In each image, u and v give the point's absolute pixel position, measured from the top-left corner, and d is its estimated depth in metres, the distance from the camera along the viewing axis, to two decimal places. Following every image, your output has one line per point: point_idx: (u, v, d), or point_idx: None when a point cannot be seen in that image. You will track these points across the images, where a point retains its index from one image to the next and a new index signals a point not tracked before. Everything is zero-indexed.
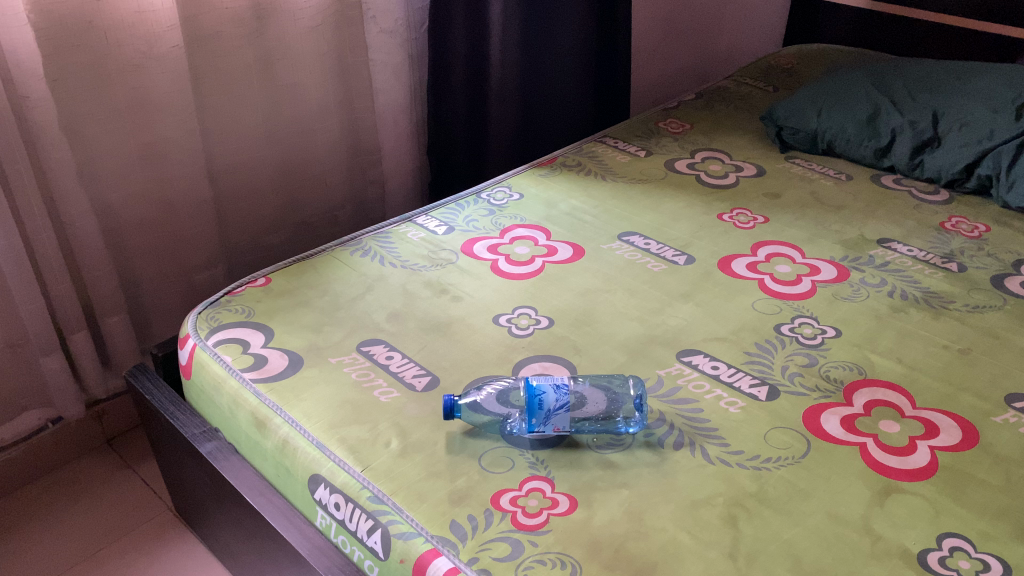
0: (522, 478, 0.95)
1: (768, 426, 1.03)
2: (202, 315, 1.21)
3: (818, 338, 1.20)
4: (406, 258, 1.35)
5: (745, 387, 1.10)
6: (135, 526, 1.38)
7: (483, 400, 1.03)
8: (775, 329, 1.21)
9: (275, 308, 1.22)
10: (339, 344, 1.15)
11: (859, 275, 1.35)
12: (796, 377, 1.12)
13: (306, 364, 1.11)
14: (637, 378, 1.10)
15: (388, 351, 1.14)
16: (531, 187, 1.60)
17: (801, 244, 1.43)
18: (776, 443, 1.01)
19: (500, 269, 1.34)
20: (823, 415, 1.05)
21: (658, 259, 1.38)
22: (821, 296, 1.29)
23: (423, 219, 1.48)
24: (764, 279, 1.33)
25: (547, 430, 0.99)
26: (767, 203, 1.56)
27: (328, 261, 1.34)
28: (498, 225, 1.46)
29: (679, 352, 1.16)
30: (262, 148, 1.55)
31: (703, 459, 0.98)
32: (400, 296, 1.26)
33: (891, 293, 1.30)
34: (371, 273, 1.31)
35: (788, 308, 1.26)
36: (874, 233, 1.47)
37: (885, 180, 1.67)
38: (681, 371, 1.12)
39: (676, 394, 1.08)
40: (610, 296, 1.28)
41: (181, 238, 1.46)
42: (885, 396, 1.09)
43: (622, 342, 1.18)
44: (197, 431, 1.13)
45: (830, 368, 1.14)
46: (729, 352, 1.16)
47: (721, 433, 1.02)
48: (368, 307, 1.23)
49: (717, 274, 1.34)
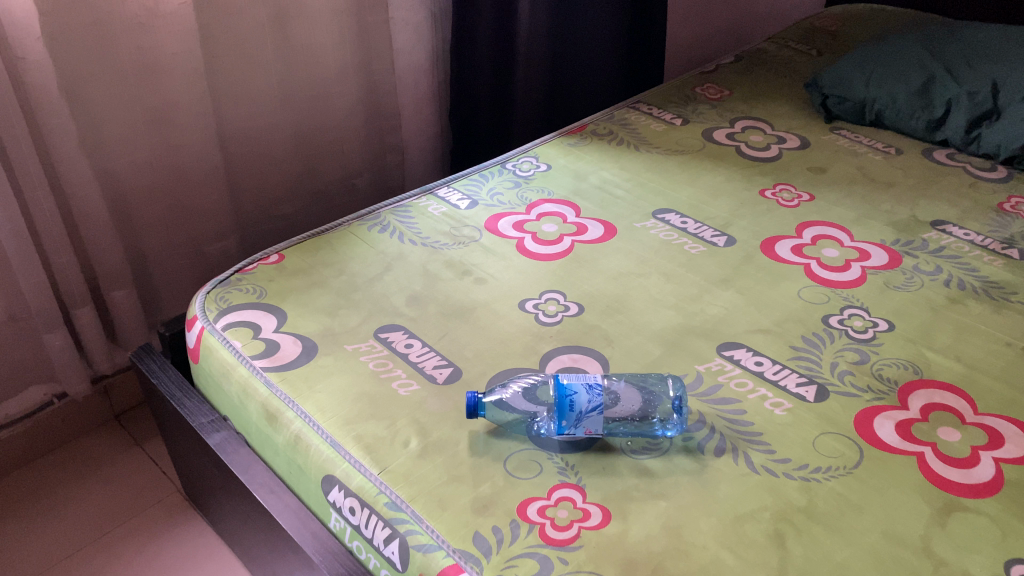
0: (552, 485, 0.88)
1: (817, 431, 0.96)
2: (210, 294, 1.13)
3: (869, 331, 1.11)
4: (427, 235, 1.27)
5: (791, 386, 1.02)
6: (143, 508, 1.33)
7: (508, 396, 0.96)
8: (823, 321, 1.13)
9: (288, 289, 1.15)
10: (355, 330, 1.08)
11: (912, 260, 1.25)
12: (847, 376, 1.04)
13: (320, 351, 1.04)
14: (675, 376, 1.02)
15: (407, 339, 1.07)
16: (559, 157, 1.50)
17: (849, 226, 1.34)
18: (826, 451, 0.93)
19: (528, 249, 1.26)
20: (876, 420, 0.98)
21: (695, 239, 1.29)
22: (872, 284, 1.20)
23: (445, 192, 1.39)
24: (810, 264, 1.24)
25: (580, 434, 0.92)
26: (810, 179, 1.46)
27: (345, 236, 1.26)
28: (524, 200, 1.37)
29: (719, 346, 1.08)
30: (276, 112, 1.45)
31: (747, 468, 0.91)
32: (421, 277, 1.19)
33: (947, 282, 1.20)
34: (390, 251, 1.23)
35: (837, 298, 1.17)
36: (928, 214, 1.37)
37: (938, 154, 1.56)
38: (722, 367, 1.05)
39: (717, 394, 1.01)
40: (644, 280, 1.20)
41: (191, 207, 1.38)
42: (943, 399, 1.00)
43: (658, 333, 1.10)
44: (205, 421, 1.06)
45: (883, 366, 1.05)
46: (773, 346, 1.08)
47: (766, 438, 0.95)
48: (386, 288, 1.16)
49: (759, 257, 1.25)
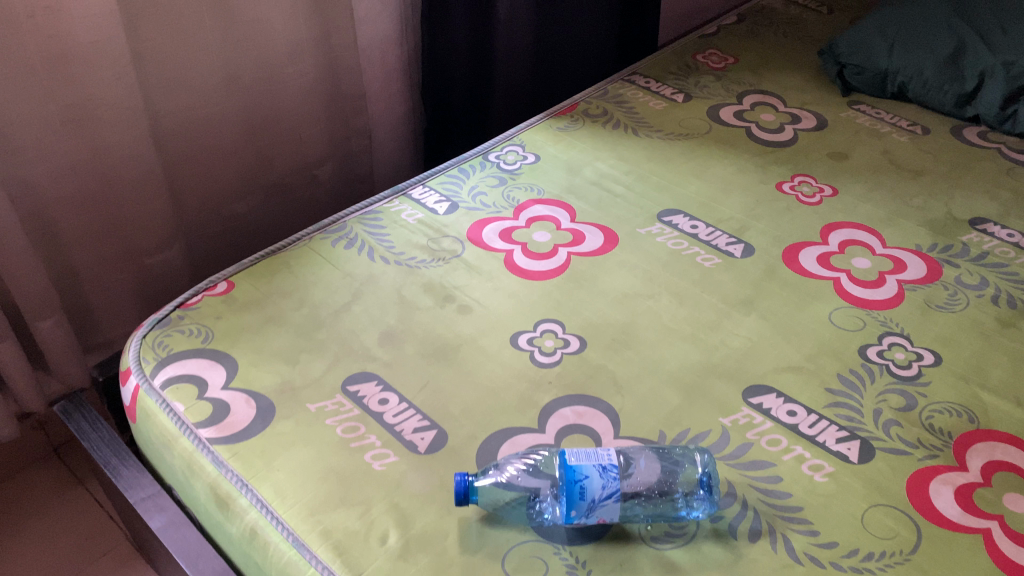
0: None
1: (865, 503, 0.82)
2: (146, 340, 0.96)
3: (913, 366, 0.97)
4: (401, 250, 1.10)
5: (830, 443, 0.88)
6: (88, 562, 1.18)
7: (510, 474, 0.81)
8: (861, 354, 0.98)
9: (239, 328, 0.98)
10: (319, 382, 0.92)
11: (953, 271, 1.11)
12: (893, 428, 0.89)
13: (278, 414, 0.88)
14: (699, 439, 0.88)
15: (381, 393, 0.91)
16: (548, 146, 1.32)
17: (878, 226, 1.18)
18: (877, 530, 0.80)
19: (517, 265, 1.09)
20: (933, 486, 0.84)
21: (708, 249, 1.13)
22: (912, 303, 1.05)
23: (420, 192, 1.21)
24: (840, 277, 1.09)
25: (591, 522, 0.78)
26: (831, 168, 1.30)
27: (305, 255, 1.09)
28: (511, 201, 1.20)
29: (745, 391, 0.94)
30: (221, 99, 1.25)
31: (788, 557, 0.78)
32: (395, 306, 1.02)
33: (994, 300, 1.06)
34: (359, 273, 1.06)
35: (873, 322, 1.02)
36: (965, 211, 1.22)
37: (969, 133, 1.40)
38: (750, 420, 0.91)
39: (747, 457, 0.87)
40: (653, 304, 1.05)
41: (127, 217, 1.19)
42: (1006, 456, 0.87)
43: (673, 376, 0.95)
44: (144, 496, 0.90)
45: (932, 413, 0.91)
46: (806, 389, 0.94)
47: (807, 515, 0.81)
48: (355, 323, 0.99)
49: (782, 271, 1.10)
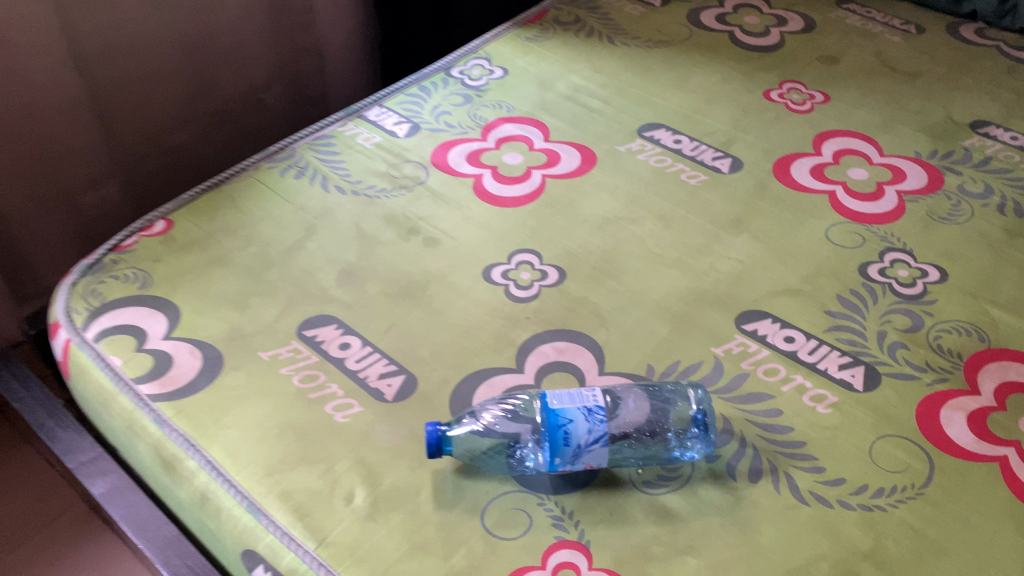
0: (546, 545, 0.68)
1: (873, 434, 0.76)
2: (76, 288, 0.86)
3: (918, 284, 0.90)
4: (359, 178, 1.00)
5: (832, 371, 0.81)
6: (41, 525, 1.10)
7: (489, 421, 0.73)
8: (861, 273, 0.91)
9: (181, 272, 0.88)
10: (273, 328, 0.83)
11: (956, 179, 1.03)
12: (900, 351, 0.83)
13: (227, 365, 0.79)
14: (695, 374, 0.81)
15: (342, 337, 0.82)
16: (516, 58, 1.21)
17: (874, 134, 1.10)
18: (886, 464, 0.74)
19: (487, 191, 1.00)
20: (944, 413, 0.78)
21: (694, 165, 1.04)
22: (914, 216, 0.98)
23: (376, 113, 1.10)
24: (836, 190, 1.01)
25: (579, 467, 0.71)
26: (822, 73, 1.21)
27: (252, 187, 0.98)
28: (477, 120, 1.10)
29: (738, 318, 0.86)
30: (150, 17, 1.12)
31: (793, 497, 0.71)
32: (354, 241, 0.92)
33: (1001, 209, 0.99)
34: (313, 205, 0.96)
35: (873, 238, 0.95)
36: (965, 114, 1.14)
37: (965, 31, 1.31)
38: (746, 349, 0.83)
39: (743, 389, 0.80)
40: (636, 228, 0.96)
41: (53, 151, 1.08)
42: (1019, 377, 0.81)
43: (660, 306, 0.88)
44: (84, 460, 0.81)
45: (940, 333, 0.85)
46: (804, 313, 0.87)
47: (811, 451, 0.75)
48: (311, 261, 0.90)
49: (774, 186, 1.01)
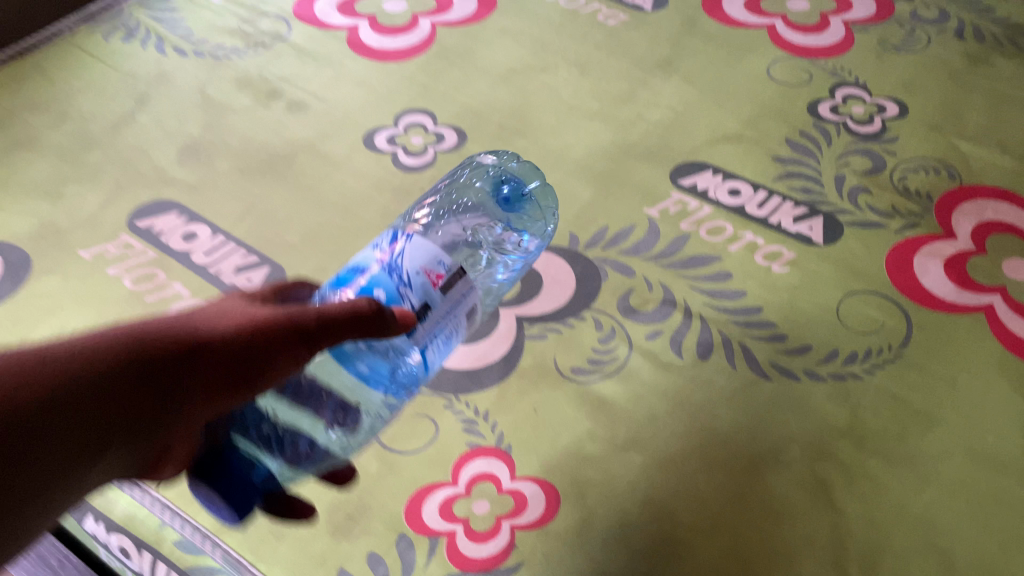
0: (457, 456, 0.54)
1: (838, 293, 0.64)
2: None
3: (876, 121, 0.77)
4: (203, 38, 0.81)
5: (787, 224, 0.68)
6: None
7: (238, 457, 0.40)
8: (811, 112, 0.78)
9: None
10: (96, 221, 0.65)
11: (908, 4, 0.90)
12: (862, 197, 0.70)
13: (37, 270, 0.62)
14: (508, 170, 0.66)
15: (187, 226, 0.65)
16: None
17: None
18: (857, 325, 0.62)
19: (365, 45, 0.82)
20: (918, 262, 0.66)
21: (611, 4, 0.89)
22: (864, 47, 0.84)
23: None
24: (776, 24, 0.87)
25: (424, 287, 0.39)
26: None
27: (65, 54, 0.78)
28: None
29: (673, 173, 0.73)
30: None
31: (751, 373, 0.59)
32: (198, 110, 0.74)
33: (960, 34, 0.86)
34: (145, 72, 0.77)
35: (821, 74, 0.81)
36: None
37: None
38: (684, 208, 0.70)
39: (684, 253, 0.67)
40: (548, 78, 0.81)
41: None
42: (998, 216, 0.69)
43: (581, 164, 0.73)
44: None
45: (906, 174, 0.72)
46: (749, 162, 0.73)
47: (769, 317, 0.62)
48: (143, 135, 0.72)
49: (705, 22, 0.87)
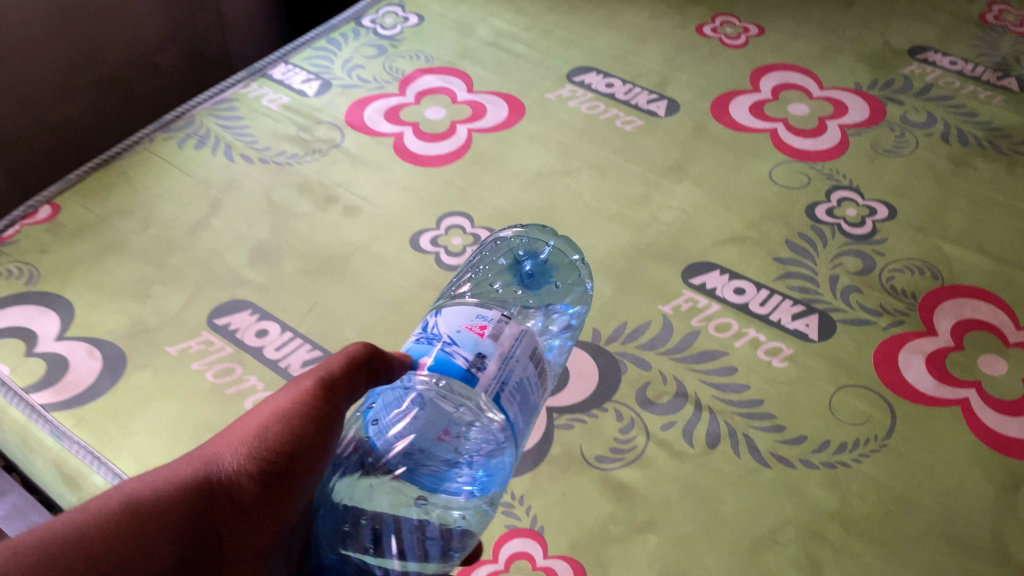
0: (496, 537, 0.63)
1: (831, 386, 0.72)
2: None
3: (867, 223, 0.86)
4: (266, 145, 0.91)
5: (786, 321, 0.77)
6: None
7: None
8: (809, 215, 0.87)
9: (71, 263, 0.79)
10: (180, 319, 0.75)
11: (898, 109, 0.99)
12: (853, 296, 0.79)
13: (131, 365, 0.71)
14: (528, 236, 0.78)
15: (258, 324, 0.75)
16: (432, 3, 1.14)
17: (813, 67, 1.06)
18: (846, 417, 0.70)
19: (409, 150, 0.92)
20: (902, 357, 0.74)
21: (628, 109, 0.99)
22: (858, 150, 0.94)
23: (282, 70, 1.01)
24: (777, 128, 0.97)
25: (472, 338, 0.47)
26: (753, 5, 1.17)
27: (146, 162, 0.89)
28: (395, 72, 1.02)
29: (684, 271, 0.82)
30: None
31: (753, 461, 0.67)
32: (264, 214, 0.84)
33: (945, 137, 0.96)
34: (216, 178, 0.88)
35: (818, 177, 0.91)
36: (903, 41, 1.11)
37: None
38: (694, 305, 0.79)
39: (695, 348, 0.75)
40: (572, 181, 0.90)
41: None
42: (975, 314, 0.78)
43: (602, 262, 0.82)
44: None
45: (893, 274, 0.81)
46: (753, 262, 0.82)
47: (769, 409, 0.71)
48: (217, 238, 0.82)
49: (713, 127, 0.97)
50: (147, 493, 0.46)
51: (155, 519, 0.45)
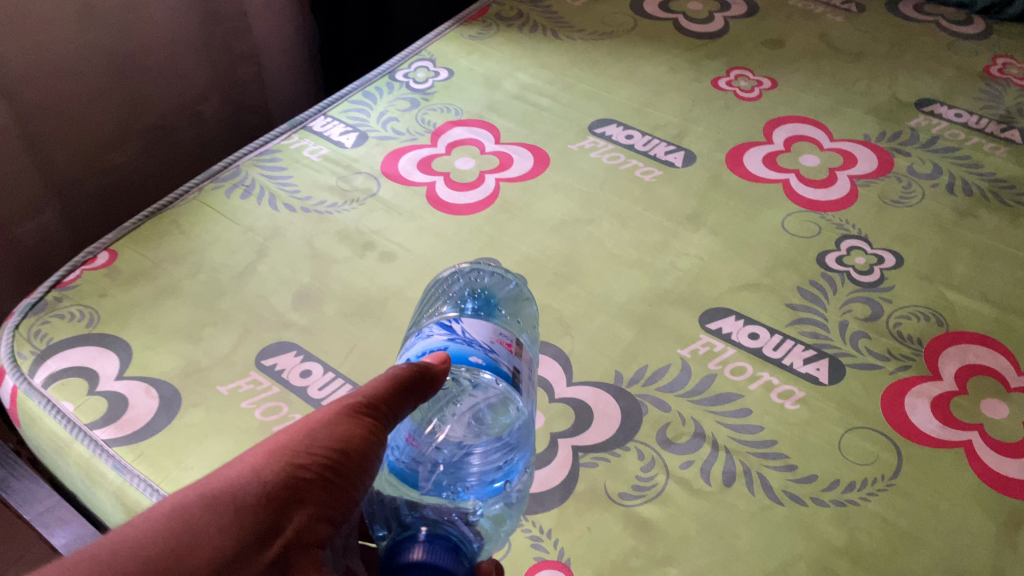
0: (526, 567, 0.67)
1: (841, 428, 0.77)
2: (20, 330, 0.82)
3: (875, 271, 0.91)
4: (308, 194, 0.98)
5: (798, 365, 0.82)
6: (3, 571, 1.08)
7: (417, 551, 0.46)
8: (819, 263, 0.92)
9: (128, 306, 0.85)
10: (230, 360, 0.80)
11: (905, 160, 1.05)
12: (862, 341, 0.84)
13: (185, 403, 0.76)
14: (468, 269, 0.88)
15: (302, 364, 0.80)
16: (461, 58, 1.21)
17: (823, 119, 1.11)
18: (855, 457, 0.74)
19: (441, 199, 0.98)
20: (908, 400, 0.79)
21: (647, 160, 1.05)
22: (866, 200, 0.99)
23: (322, 123, 1.08)
24: (789, 179, 1.02)
25: (507, 350, 0.56)
26: (765, 59, 1.23)
27: (196, 210, 0.95)
28: (427, 125, 1.08)
29: (701, 316, 0.87)
30: (76, 34, 1.11)
31: (767, 498, 0.72)
32: (307, 260, 0.90)
33: (950, 188, 1.01)
34: (261, 226, 0.94)
35: (829, 226, 0.96)
36: (910, 94, 1.16)
37: (905, 8, 1.36)
38: (711, 349, 0.83)
39: (712, 391, 0.80)
40: (595, 229, 0.96)
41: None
42: (978, 358, 0.82)
43: (624, 307, 0.87)
44: (42, 510, 0.78)
45: (900, 320, 0.86)
46: (766, 307, 0.87)
47: (782, 449, 0.75)
48: (263, 283, 0.88)
49: (728, 178, 1.02)
50: (184, 504, 0.45)
51: (195, 531, 0.44)
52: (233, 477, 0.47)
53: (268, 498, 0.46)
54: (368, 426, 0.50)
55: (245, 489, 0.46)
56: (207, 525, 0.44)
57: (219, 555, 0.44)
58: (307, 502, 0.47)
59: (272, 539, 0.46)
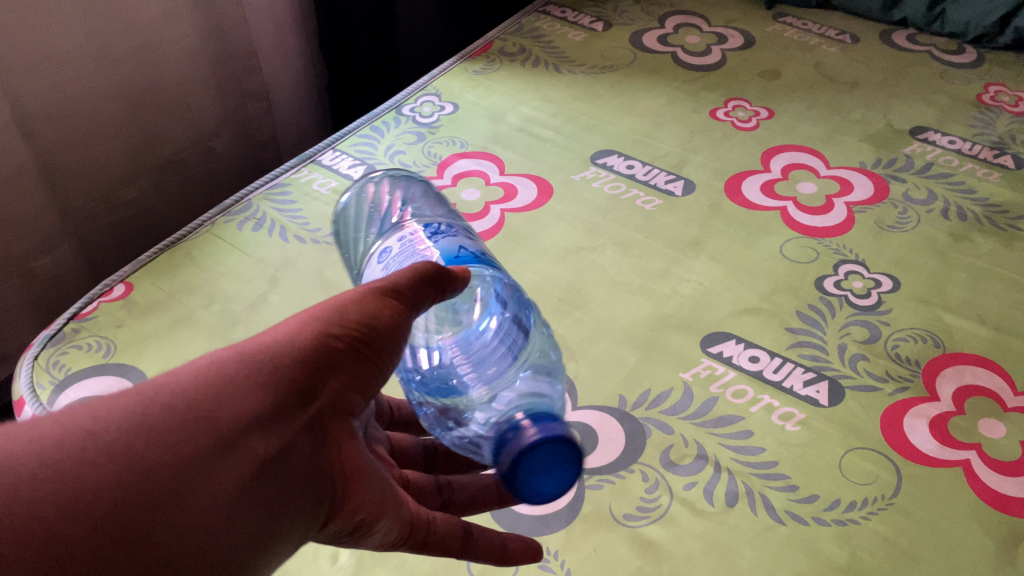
0: None
1: (841, 448, 0.78)
2: (39, 361, 0.84)
3: (872, 295, 0.93)
4: (318, 226, 1.00)
5: (798, 388, 0.83)
6: None
7: (532, 432, 0.52)
8: (818, 287, 0.94)
9: (144, 336, 0.87)
10: None
11: (900, 186, 1.07)
12: (860, 364, 0.85)
13: None
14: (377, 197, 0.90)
15: None
16: (466, 92, 1.24)
17: (820, 147, 1.14)
18: (855, 477, 0.76)
19: None
20: (907, 421, 0.80)
21: (648, 189, 1.07)
22: (863, 226, 1.01)
23: (331, 157, 1.11)
24: (787, 206, 1.04)
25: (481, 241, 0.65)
26: (762, 90, 1.27)
27: (209, 243, 0.98)
28: (433, 157, 1.11)
29: (703, 340, 0.88)
30: (93, 75, 1.15)
31: (769, 518, 0.73)
32: (317, 290, 0.92)
33: (945, 213, 1.03)
34: (273, 257, 0.96)
35: (826, 252, 0.98)
36: (905, 122, 1.19)
37: (898, 38, 1.40)
38: (712, 372, 0.85)
39: (713, 414, 0.81)
40: (597, 257, 0.98)
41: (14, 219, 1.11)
42: (975, 379, 0.84)
43: (627, 333, 0.89)
44: None
45: (898, 342, 0.87)
46: (767, 332, 0.89)
47: (783, 470, 0.77)
48: (275, 312, 0.90)
49: (727, 206, 1.04)
50: (223, 360, 0.49)
51: (226, 383, 0.47)
52: (269, 340, 0.51)
53: (304, 362, 0.49)
54: (392, 307, 0.53)
55: (282, 350, 0.50)
56: (246, 378, 0.48)
57: (258, 403, 0.47)
58: (337, 369, 0.50)
59: (309, 401, 0.49)
